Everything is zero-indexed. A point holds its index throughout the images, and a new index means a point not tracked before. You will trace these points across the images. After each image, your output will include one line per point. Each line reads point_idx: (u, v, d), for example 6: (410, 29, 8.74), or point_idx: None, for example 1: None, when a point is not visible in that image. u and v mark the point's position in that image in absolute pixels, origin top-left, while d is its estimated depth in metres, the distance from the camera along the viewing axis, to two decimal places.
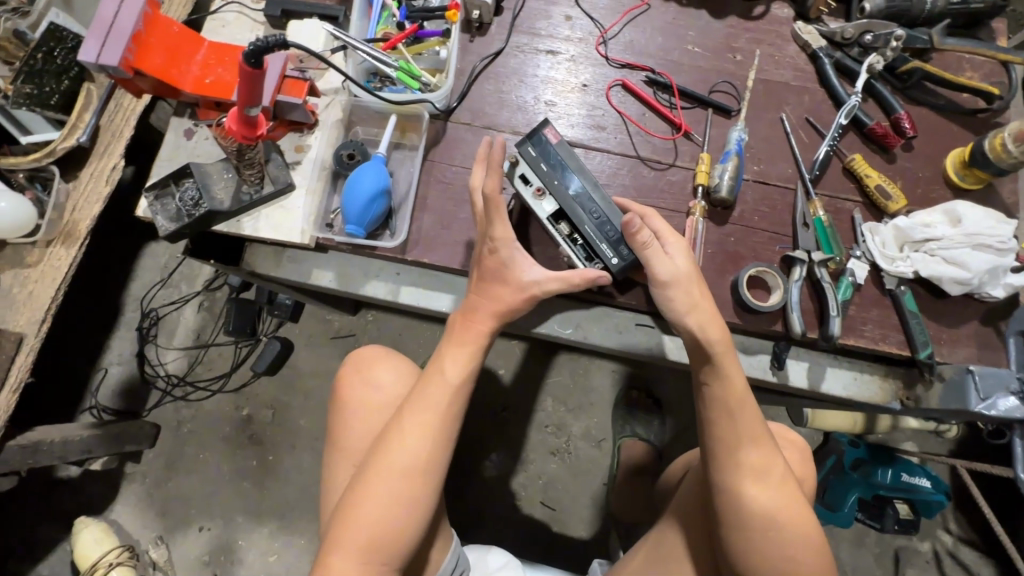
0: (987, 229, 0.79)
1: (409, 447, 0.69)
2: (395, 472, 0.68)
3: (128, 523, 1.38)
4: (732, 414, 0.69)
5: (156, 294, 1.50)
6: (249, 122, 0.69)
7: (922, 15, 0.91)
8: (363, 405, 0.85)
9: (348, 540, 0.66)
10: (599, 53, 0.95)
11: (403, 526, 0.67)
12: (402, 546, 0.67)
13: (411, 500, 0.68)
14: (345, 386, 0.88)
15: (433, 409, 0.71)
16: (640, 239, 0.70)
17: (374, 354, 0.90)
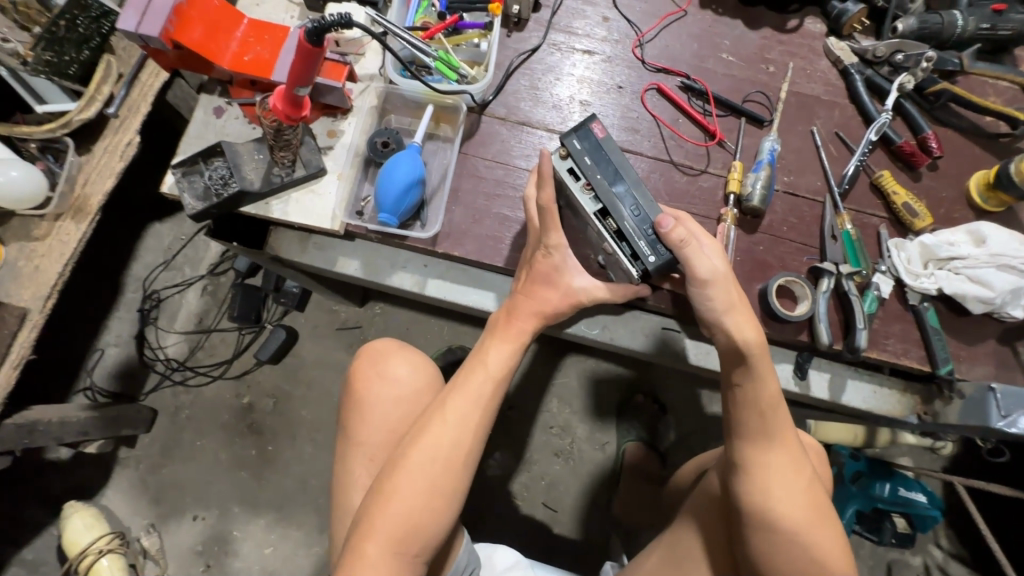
0: (1012, 250, 0.80)
1: (447, 437, 0.69)
2: (431, 460, 0.68)
3: (119, 510, 1.34)
4: (767, 414, 0.68)
5: (159, 275, 1.46)
6: (295, 101, 0.70)
7: (952, 38, 0.93)
8: (379, 398, 0.83)
9: (380, 528, 0.65)
10: (635, 56, 0.95)
11: (436, 515, 0.67)
12: (430, 537, 0.66)
13: (447, 489, 0.68)
14: (359, 377, 0.85)
15: (473, 401, 0.71)
16: (673, 238, 0.69)
17: (384, 347, 0.88)
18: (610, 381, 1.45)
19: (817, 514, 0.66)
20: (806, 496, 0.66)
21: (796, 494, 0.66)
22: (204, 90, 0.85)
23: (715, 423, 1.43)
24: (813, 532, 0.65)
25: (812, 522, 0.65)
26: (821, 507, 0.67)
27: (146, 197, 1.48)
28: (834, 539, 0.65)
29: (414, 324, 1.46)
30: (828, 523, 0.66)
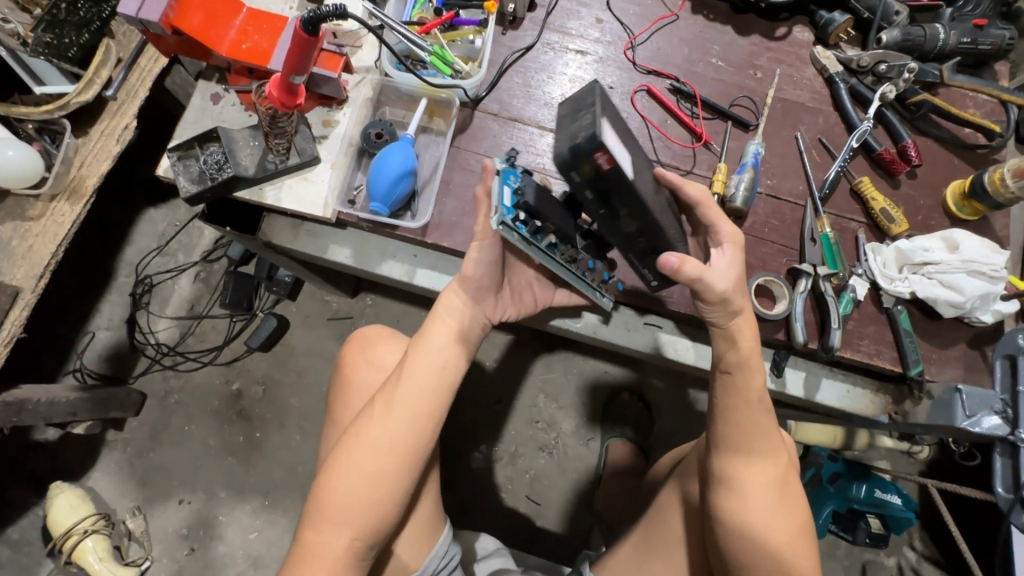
0: (982, 257, 0.83)
1: (391, 423, 0.69)
2: (370, 449, 0.68)
3: (105, 491, 1.35)
4: (742, 406, 0.70)
5: (152, 261, 1.47)
6: (290, 89, 0.71)
7: (934, 51, 0.95)
8: (361, 383, 0.85)
9: (323, 512, 0.67)
10: (627, 57, 0.97)
11: (377, 503, 0.67)
12: (372, 523, 0.67)
13: (387, 478, 0.68)
14: (347, 362, 0.88)
15: (420, 387, 0.71)
16: (687, 274, 0.67)
17: (375, 334, 0.90)
18: (596, 378, 1.47)
19: (766, 511, 0.68)
20: (762, 493, 0.68)
21: (755, 488, 0.68)
22: (201, 76, 0.87)
23: (699, 421, 1.46)
24: (757, 523, 0.67)
25: (762, 518, 0.67)
26: (773, 506, 0.68)
27: (142, 183, 1.49)
28: (785, 536, 0.67)
29: (404, 315, 1.47)
30: (783, 519, 0.68)
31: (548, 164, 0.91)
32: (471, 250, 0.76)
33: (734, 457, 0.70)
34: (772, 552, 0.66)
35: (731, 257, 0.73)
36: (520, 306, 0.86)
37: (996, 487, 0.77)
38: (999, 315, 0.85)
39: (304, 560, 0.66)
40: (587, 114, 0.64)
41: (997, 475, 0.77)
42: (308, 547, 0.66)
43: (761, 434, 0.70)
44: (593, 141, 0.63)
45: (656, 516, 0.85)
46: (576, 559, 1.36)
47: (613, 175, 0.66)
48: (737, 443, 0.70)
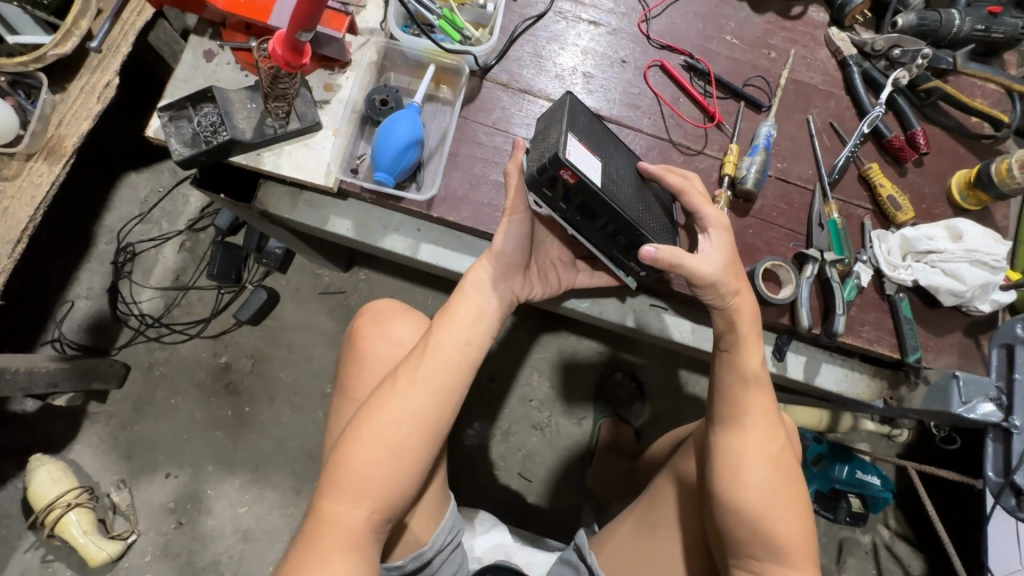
0: (985, 246, 0.84)
1: (410, 397, 0.68)
2: (392, 423, 0.67)
3: (88, 465, 1.32)
4: (747, 386, 0.71)
5: (134, 228, 1.41)
6: (296, 47, 0.66)
7: (948, 37, 0.94)
8: (376, 356, 0.83)
9: (339, 482, 0.65)
10: (641, 30, 0.94)
11: (394, 477, 0.66)
12: (388, 498, 0.66)
13: (405, 451, 0.67)
14: (360, 334, 0.85)
15: (438, 363, 0.70)
16: (664, 261, 0.66)
17: (390, 308, 0.88)
18: (589, 358, 1.47)
19: (764, 487, 0.68)
20: (762, 469, 0.69)
21: (769, 466, 0.69)
22: (194, 32, 0.81)
23: (690, 403, 1.47)
24: (772, 502, 0.67)
25: (761, 493, 0.67)
26: (773, 483, 0.68)
27: (123, 146, 1.42)
28: (783, 512, 0.67)
29: (398, 291, 1.45)
30: (782, 495, 0.68)
31: None
32: (501, 225, 0.77)
33: (745, 436, 0.70)
34: (772, 527, 0.66)
35: (717, 241, 0.71)
36: (546, 286, 0.84)
37: (987, 471, 0.82)
38: (996, 305, 0.86)
39: (316, 532, 0.64)
40: (553, 133, 0.70)
41: (989, 458, 0.82)
42: (319, 521, 0.64)
43: (760, 414, 0.70)
44: (556, 161, 0.67)
45: (658, 495, 0.85)
46: (566, 535, 1.38)
47: (581, 189, 0.69)
48: (736, 420, 0.70)
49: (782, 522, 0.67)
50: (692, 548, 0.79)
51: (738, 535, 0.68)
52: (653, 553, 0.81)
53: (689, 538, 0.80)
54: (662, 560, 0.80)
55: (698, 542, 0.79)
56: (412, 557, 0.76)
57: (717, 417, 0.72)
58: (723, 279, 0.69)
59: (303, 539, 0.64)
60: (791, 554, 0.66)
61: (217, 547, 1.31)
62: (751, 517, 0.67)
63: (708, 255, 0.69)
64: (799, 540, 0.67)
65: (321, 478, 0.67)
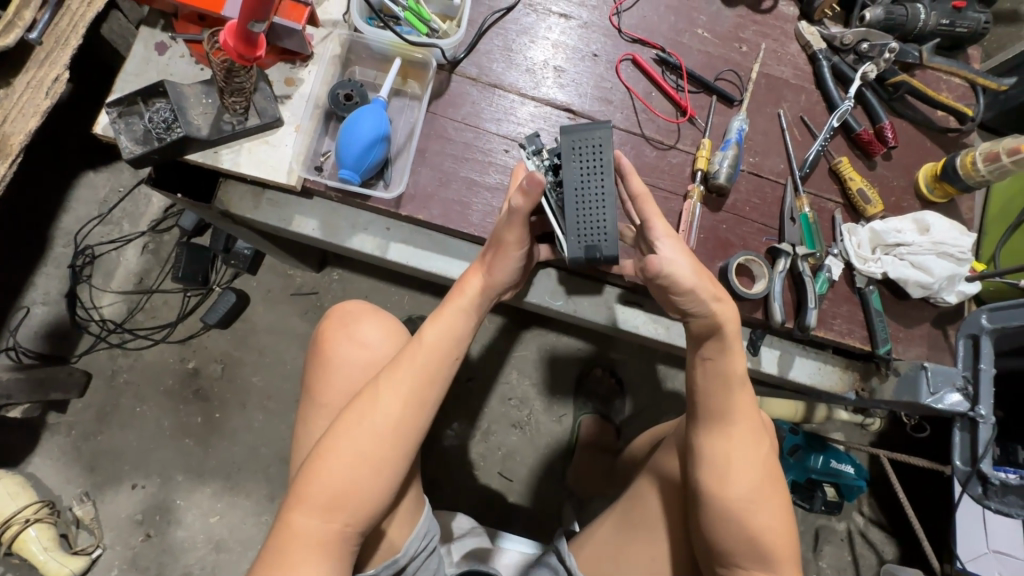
0: (952, 239, 0.85)
1: (385, 407, 0.66)
2: (368, 432, 0.65)
3: (49, 478, 1.26)
4: (729, 388, 0.70)
5: (93, 230, 1.35)
6: (249, 39, 0.63)
7: (914, 31, 0.95)
8: (344, 361, 0.80)
9: (311, 493, 0.62)
10: (612, 24, 0.92)
11: (369, 488, 0.64)
12: (365, 507, 0.64)
13: (384, 460, 0.65)
14: (328, 337, 0.82)
15: (414, 371, 0.68)
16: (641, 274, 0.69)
17: (360, 309, 0.85)
18: (568, 355, 1.47)
19: (748, 486, 0.68)
20: (745, 469, 0.68)
21: (750, 468, 0.69)
22: (144, 23, 0.77)
23: (670, 398, 1.47)
24: (753, 502, 0.67)
25: (742, 494, 0.67)
26: (757, 482, 0.68)
27: (80, 144, 1.35)
28: (763, 513, 0.67)
29: (372, 292, 1.41)
30: (764, 493, 0.68)
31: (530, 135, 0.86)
32: (509, 254, 0.72)
33: (728, 438, 0.69)
34: (755, 524, 0.67)
35: (674, 248, 0.69)
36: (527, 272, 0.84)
37: (954, 460, 0.85)
38: (962, 296, 0.87)
39: (287, 545, 0.61)
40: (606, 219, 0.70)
41: (956, 447, 0.85)
42: (289, 534, 0.61)
43: (741, 411, 0.70)
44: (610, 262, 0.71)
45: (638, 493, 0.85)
46: (547, 533, 1.37)
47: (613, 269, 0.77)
48: (718, 418, 0.70)
49: (765, 520, 0.67)
50: (673, 548, 0.79)
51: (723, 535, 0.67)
52: (635, 554, 0.80)
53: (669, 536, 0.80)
54: (645, 561, 0.79)
55: (680, 543, 0.78)
56: (386, 565, 0.74)
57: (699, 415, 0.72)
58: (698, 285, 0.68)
59: (273, 553, 0.61)
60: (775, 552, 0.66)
61: (188, 558, 1.26)
62: (733, 517, 0.67)
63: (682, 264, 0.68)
64: (782, 536, 0.67)
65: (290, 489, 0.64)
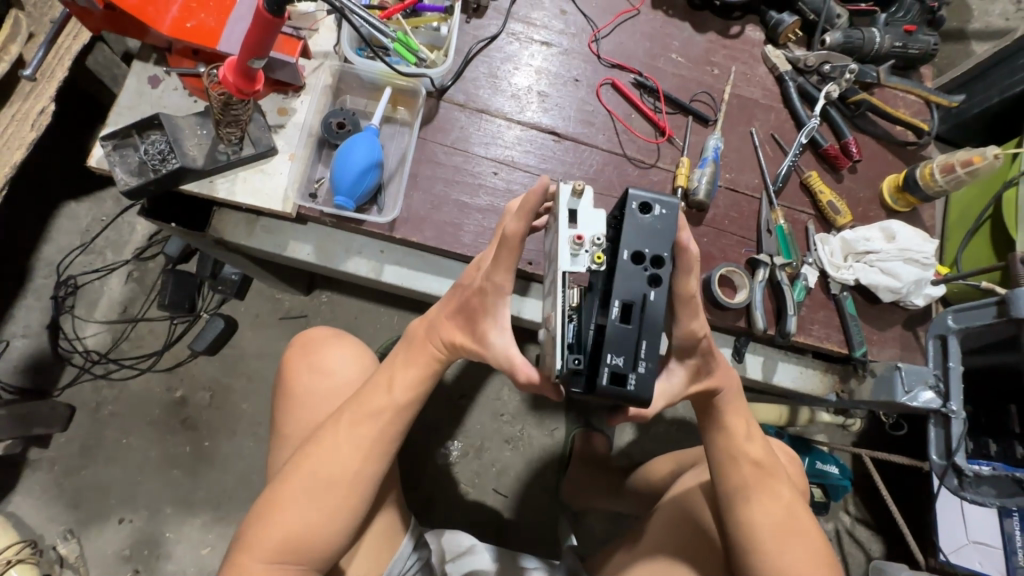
0: (916, 246, 0.91)
1: (339, 459, 0.69)
2: (321, 480, 0.68)
3: (31, 516, 1.23)
4: (735, 438, 0.75)
5: (75, 260, 1.33)
6: (248, 74, 0.65)
7: (871, 52, 1.02)
8: (306, 390, 0.84)
9: (267, 533, 0.66)
10: (591, 50, 0.97)
11: (326, 534, 0.68)
12: (324, 544, 0.68)
13: (341, 502, 0.68)
14: (291, 368, 0.86)
15: (365, 424, 0.70)
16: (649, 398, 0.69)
17: (323, 336, 0.89)
18: None
19: (767, 509, 0.72)
20: (768, 518, 0.71)
21: (772, 515, 0.72)
22: (136, 57, 0.79)
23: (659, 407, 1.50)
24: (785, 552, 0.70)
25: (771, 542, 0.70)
26: (775, 502, 0.73)
27: (59, 173, 1.34)
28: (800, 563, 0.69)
29: (362, 313, 1.42)
30: (791, 537, 0.70)
31: (517, 157, 0.89)
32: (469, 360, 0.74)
33: (753, 491, 0.73)
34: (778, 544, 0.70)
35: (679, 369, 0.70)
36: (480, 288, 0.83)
37: (931, 454, 0.90)
38: (929, 299, 0.92)
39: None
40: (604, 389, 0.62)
41: (932, 442, 0.89)
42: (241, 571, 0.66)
43: (754, 458, 0.75)
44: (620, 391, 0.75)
45: (663, 527, 0.88)
46: (543, 548, 1.37)
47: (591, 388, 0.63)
48: (739, 466, 0.74)
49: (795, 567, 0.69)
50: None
51: (752, 559, 0.71)
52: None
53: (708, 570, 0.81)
54: None
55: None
56: None
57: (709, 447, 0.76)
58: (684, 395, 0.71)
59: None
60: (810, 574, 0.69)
61: None
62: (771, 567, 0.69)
63: (673, 387, 0.69)
64: (812, 554, 0.70)
65: (245, 527, 0.68)
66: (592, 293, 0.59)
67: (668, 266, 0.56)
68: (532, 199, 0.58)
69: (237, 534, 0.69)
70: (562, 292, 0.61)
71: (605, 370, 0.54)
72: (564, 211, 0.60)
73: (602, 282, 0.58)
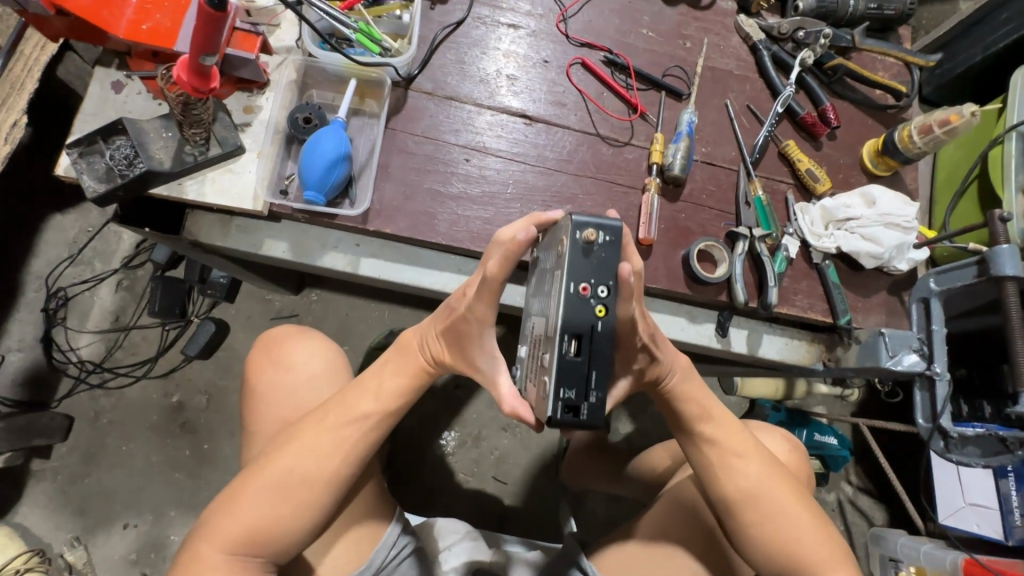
0: (897, 210, 0.90)
1: (315, 453, 0.69)
2: (294, 474, 0.68)
3: (37, 526, 1.25)
4: (721, 423, 0.74)
5: (64, 272, 1.34)
6: (201, 72, 0.65)
7: (845, 16, 1.00)
8: (269, 385, 0.85)
9: (229, 522, 0.67)
10: (560, 30, 0.96)
11: (289, 527, 0.68)
12: (286, 537, 0.68)
13: (309, 497, 0.69)
14: (255, 365, 0.87)
15: (348, 423, 0.71)
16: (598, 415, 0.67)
17: (283, 334, 0.90)
18: None
19: (747, 482, 0.72)
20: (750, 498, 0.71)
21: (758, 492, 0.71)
22: (99, 63, 0.78)
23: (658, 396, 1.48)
24: (769, 528, 0.70)
25: (756, 518, 0.71)
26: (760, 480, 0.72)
27: (43, 187, 1.34)
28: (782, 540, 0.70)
29: (352, 310, 1.42)
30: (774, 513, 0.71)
31: (489, 143, 0.89)
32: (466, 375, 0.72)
33: (739, 472, 0.72)
34: (758, 517, 0.71)
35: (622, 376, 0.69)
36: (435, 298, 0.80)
37: (917, 418, 0.87)
38: (913, 263, 0.91)
39: (196, 569, 0.66)
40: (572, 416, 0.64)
41: (918, 406, 0.87)
42: (200, 560, 0.66)
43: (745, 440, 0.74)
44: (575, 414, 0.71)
45: (657, 512, 0.89)
46: (543, 531, 1.39)
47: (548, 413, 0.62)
48: (731, 449, 0.73)
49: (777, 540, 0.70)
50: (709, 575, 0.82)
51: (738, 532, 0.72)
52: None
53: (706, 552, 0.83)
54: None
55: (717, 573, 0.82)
56: None
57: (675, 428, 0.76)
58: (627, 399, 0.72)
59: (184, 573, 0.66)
60: (782, 544, 0.70)
61: None
62: (766, 542, 0.70)
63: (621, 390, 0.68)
64: (793, 530, 0.70)
65: (206, 516, 0.69)
66: (570, 337, 0.55)
67: (615, 295, 0.56)
68: (515, 249, 0.58)
69: (199, 521, 0.69)
70: (559, 340, 0.55)
71: (557, 404, 0.55)
72: (572, 249, 0.55)
73: (575, 324, 0.55)
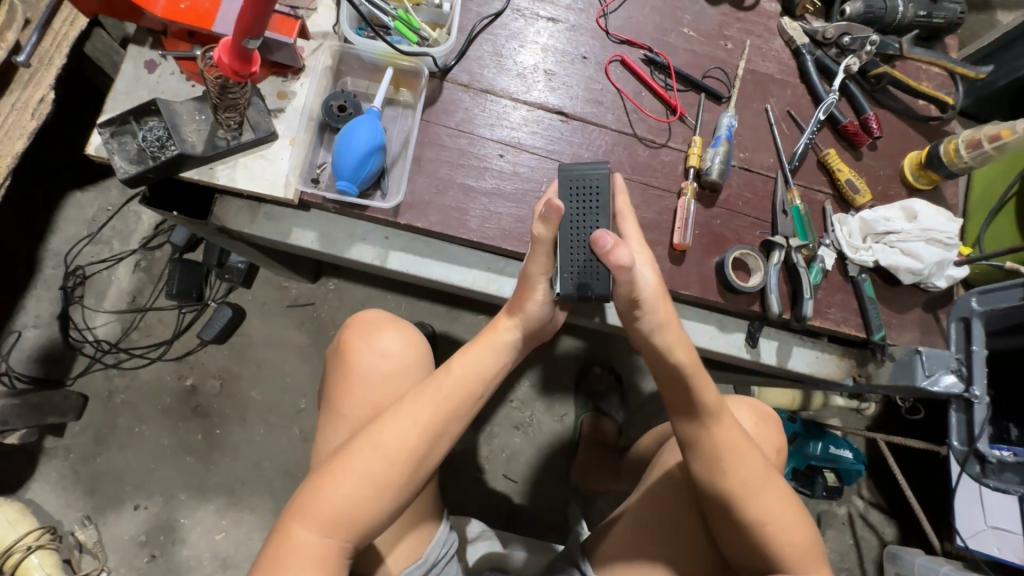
0: (937, 225, 0.88)
1: (399, 432, 0.64)
2: (382, 458, 0.63)
3: (49, 503, 1.25)
4: (714, 414, 0.70)
5: (83, 250, 1.33)
6: (243, 55, 0.63)
7: (893, 23, 0.98)
8: (365, 370, 0.82)
9: (321, 501, 0.61)
10: (599, 25, 0.93)
11: (373, 512, 0.62)
12: (370, 522, 0.62)
13: (397, 479, 0.63)
14: (348, 347, 0.84)
15: (432, 404, 0.66)
16: (613, 257, 0.64)
17: (379, 319, 0.86)
18: (567, 355, 1.46)
19: (741, 471, 0.69)
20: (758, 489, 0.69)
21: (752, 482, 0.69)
22: (132, 41, 0.77)
23: None
24: (771, 523, 0.68)
25: (770, 512, 0.68)
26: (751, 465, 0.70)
27: (65, 163, 1.33)
28: (789, 533, 0.68)
29: (368, 300, 1.41)
30: (779, 505, 0.69)
31: (524, 139, 0.87)
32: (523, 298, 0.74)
33: (739, 461, 0.69)
34: (761, 512, 0.68)
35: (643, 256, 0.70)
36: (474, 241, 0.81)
37: (951, 440, 0.85)
38: (950, 280, 0.89)
39: (284, 555, 0.59)
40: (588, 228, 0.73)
41: (952, 428, 0.85)
42: (291, 541, 0.60)
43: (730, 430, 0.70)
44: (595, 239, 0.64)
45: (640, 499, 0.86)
46: (552, 532, 1.38)
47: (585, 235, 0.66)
48: (736, 443, 0.70)
49: (790, 535, 0.69)
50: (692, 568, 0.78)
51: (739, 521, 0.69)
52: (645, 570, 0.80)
53: (682, 530, 0.80)
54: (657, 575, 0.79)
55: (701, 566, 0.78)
56: None
57: (674, 413, 0.72)
58: (651, 299, 0.68)
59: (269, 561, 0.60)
60: (786, 539, 0.68)
61: None
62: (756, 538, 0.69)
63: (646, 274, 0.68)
64: (792, 514, 0.70)
65: (294, 498, 0.63)
66: None
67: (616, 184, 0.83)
68: None
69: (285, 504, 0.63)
70: None
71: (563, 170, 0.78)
72: None
73: None
